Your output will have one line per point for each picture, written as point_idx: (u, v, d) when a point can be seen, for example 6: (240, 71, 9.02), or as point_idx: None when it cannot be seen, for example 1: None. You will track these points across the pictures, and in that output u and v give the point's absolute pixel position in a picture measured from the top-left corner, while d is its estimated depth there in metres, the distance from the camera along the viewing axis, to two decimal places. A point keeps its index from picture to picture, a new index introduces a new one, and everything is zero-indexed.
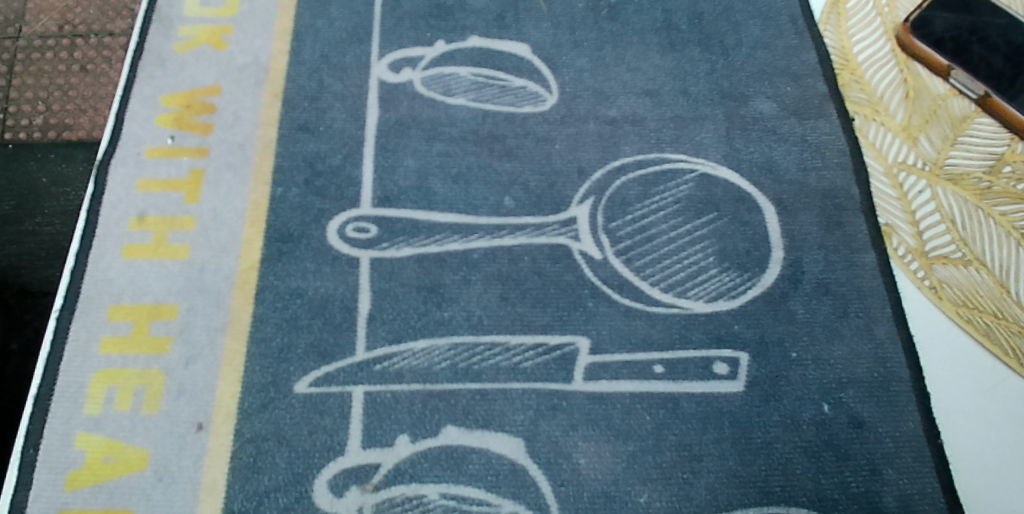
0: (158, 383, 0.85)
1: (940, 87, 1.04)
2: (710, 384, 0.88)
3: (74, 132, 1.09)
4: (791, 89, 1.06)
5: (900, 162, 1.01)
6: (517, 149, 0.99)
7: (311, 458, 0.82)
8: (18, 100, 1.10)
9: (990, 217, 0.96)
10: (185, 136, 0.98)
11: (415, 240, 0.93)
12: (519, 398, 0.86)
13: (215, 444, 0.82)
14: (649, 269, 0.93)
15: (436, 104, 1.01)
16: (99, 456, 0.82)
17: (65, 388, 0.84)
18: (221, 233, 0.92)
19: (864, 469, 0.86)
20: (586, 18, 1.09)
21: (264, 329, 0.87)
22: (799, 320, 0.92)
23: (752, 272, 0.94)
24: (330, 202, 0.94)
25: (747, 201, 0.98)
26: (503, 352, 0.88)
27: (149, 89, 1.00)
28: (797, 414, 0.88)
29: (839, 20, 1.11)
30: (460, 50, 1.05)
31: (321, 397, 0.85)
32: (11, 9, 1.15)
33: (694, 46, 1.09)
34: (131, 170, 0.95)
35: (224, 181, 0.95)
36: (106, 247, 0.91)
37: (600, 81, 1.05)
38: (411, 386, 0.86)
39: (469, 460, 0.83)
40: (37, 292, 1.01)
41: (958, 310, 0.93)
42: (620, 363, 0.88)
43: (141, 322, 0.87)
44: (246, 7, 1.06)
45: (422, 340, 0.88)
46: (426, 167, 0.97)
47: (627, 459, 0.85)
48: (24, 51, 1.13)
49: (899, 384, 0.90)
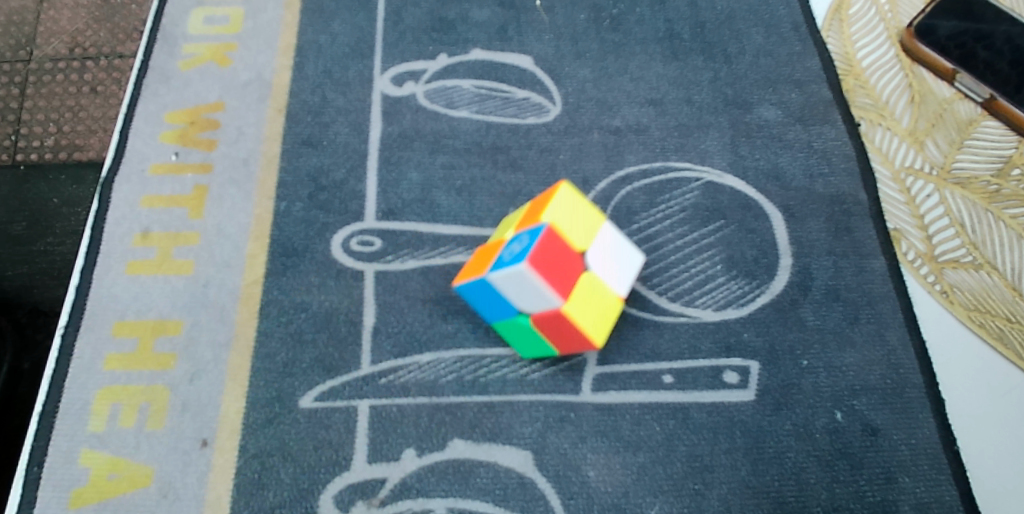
0: (163, 399, 0.84)
1: (945, 91, 1.06)
2: (720, 393, 0.87)
3: (84, 153, 1.10)
4: (796, 96, 1.06)
5: (907, 167, 1.01)
6: (521, 160, 0.99)
7: (317, 473, 0.81)
8: (30, 123, 1.11)
9: (999, 221, 0.98)
10: (189, 152, 0.98)
11: (419, 253, 0.92)
12: (526, 410, 0.85)
13: (220, 461, 0.81)
14: (657, 278, 0.93)
15: (439, 117, 1.01)
16: (103, 473, 0.81)
17: (69, 405, 0.84)
18: (225, 248, 0.92)
19: (879, 477, 0.85)
20: (588, 29, 1.09)
21: (268, 344, 0.87)
22: (810, 327, 0.91)
23: (760, 279, 0.93)
24: (334, 216, 0.94)
25: (754, 208, 0.98)
26: (510, 364, 0.87)
27: (153, 106, 1.01)
28: (809, 423, 0.86)
29: (842, 26, 1.11)
30: (463, 63, 1.05)
31: (327, 412, 0.84)
32: (23, 32, 1.16)
33: (697, 55, 1.08)
34: (136, 187, 0.95)
35: (228, 197, 0.95)
36: (111, 263, 0.91)
37: (603, 91, 1.05)
38: (417, 400, 0.85)
39: (476, 474, 0.82)
40: (48, 310, 1.02)
41: (970, 314, 0.93)
42: (628, 374, 0.87)
43: (146, 339, 0.87)
44: (249, 25, 1.07)
45: (428, 353, 0.87)
46: (430, 180, 0.97)
47: (638, 470, 0.83)
48: (35, 74, 1.14)
49: (913, 389, 0.89)
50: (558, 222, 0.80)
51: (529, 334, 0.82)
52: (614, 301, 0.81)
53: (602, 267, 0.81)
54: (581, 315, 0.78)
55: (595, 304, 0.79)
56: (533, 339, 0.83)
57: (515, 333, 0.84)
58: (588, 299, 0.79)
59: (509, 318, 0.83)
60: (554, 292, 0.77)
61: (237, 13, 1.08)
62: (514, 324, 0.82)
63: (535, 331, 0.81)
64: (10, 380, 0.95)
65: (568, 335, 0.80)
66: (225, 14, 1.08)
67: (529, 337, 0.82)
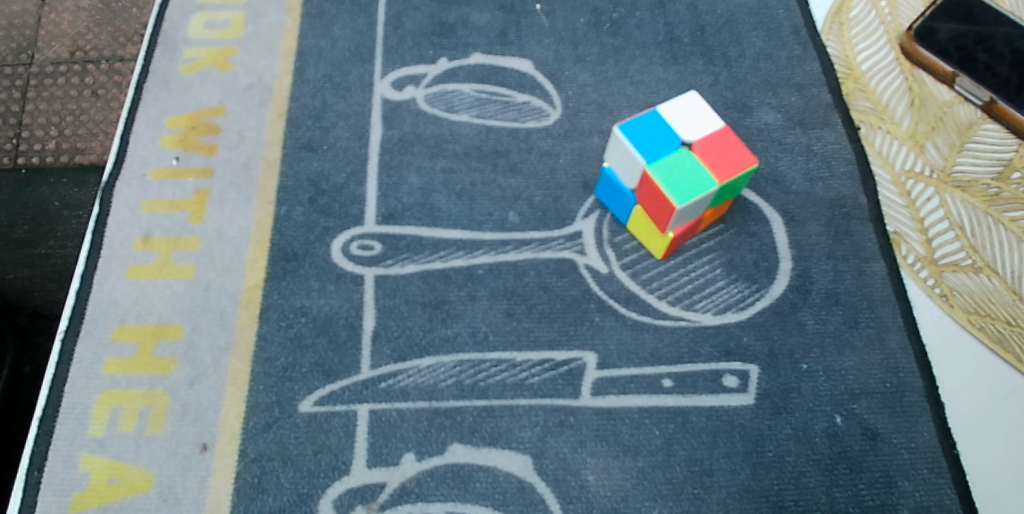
0: (163, 404, 0.84)
1: (946, 94, 1.06)
2: (719, 397, 0.87)
3: (85, 156, 1.10)
4: (795, 99, 1.06)
5: (907, 170, 1.01)
6: (521, 164, 0.99)
7: (316, 477, 0.81)
8: (30, 126, 1.11)
9: (999, 224, 0.98)
10: (190, 157, 0.98)
11: (419, 257, 0.92)
12: (526, 414, 0.85)
13: (220, 465, 0.81)
14: (657, 282, 0.93)
15: (440, 121, 1.01)
16: (103, 478, 0.81)
17: (69, 410, 0.84)
18: (225, 252, 0.92)
19: (879, 482, 0.84)
20: (588, 33, 1.09)
21: (268, 348, 0.87)
22: (810, 331, 0.91)
23: (760, 283, 0.93)
24: (334, 220, 0.94)
25: (754, 212, 0.98)
26: (509, 368, 0.87)
27: (153, 111, 1.01)
28: (809, 427, 0.86)
29: (842, 29, 1.12)
30: (463, 67, 1.06)
31: (326, 416, 0.84)
32: (24, 36, 1.17)
33: (697, 58, 1.09)
34: (136, 191, 0.96)
35: (228, 201, 0.95)
36: (111, 267, 0.91)
37: (603, 95, 1.05)
38: (416, 404, 0.85)
39: (476, 478, 0.82)
40: (50, 314, 1.01)
41: (970, 318, 0.93)
42: (628, 378, 0.87)
43: (146, 343, 0.87)
44: (249, 29, 1.07)
45: (427, 357, 0.87)
46: (430, 184, 0.97)
47: (637, 475, 0.83)
48: (37, 77, 1.14)
49: (913, 393, 0.88)
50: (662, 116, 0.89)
51: (688, 162, 0.86)
52: (723, 127, 0.89)
53: (696, 114, 0.89)
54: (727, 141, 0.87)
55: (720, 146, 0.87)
56: (693, 172, 0.85)
57: (669, 172, 0.85)
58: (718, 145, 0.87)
59: (664, 156, 0.86)
60: (689, 120, 0.89)
61: (238, 17, 1.08)
62: (679, 159, 0.86)
63: (695, 156, 0.86)
64: (10, 384, 0.94)
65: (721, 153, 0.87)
66: (226, 19, 1.08)
67: (687, 163, 0.86)
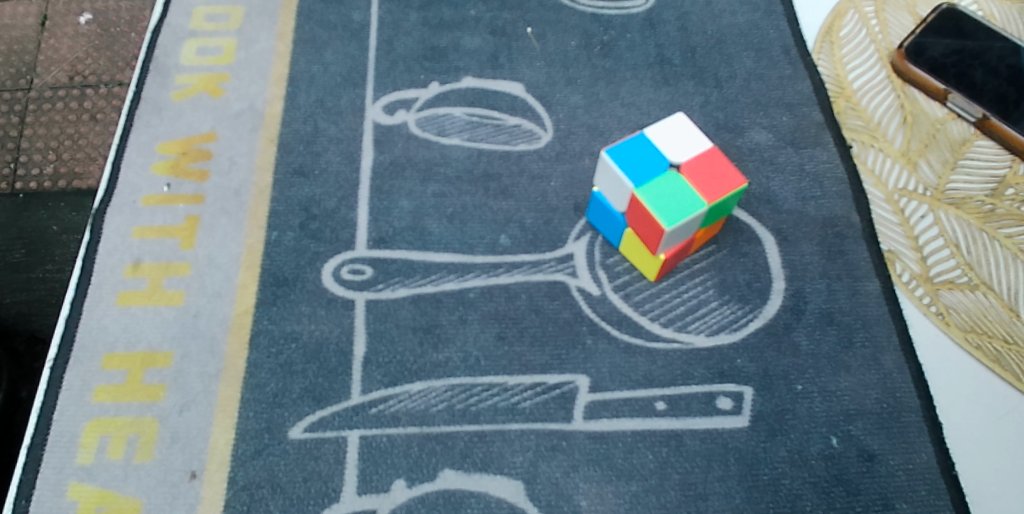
0: (152, 431, 0.84)
1: (938, 111, 1.07)
2: (714, 419, 0.86)
3: (84, 181, 1.09)
4: (787, 119, 1.06)
5: (900, 188, 1.01)
6: (512, 188, 0.99)
7: (306, 505, 0.81)
8: (28, 150, 1.11)
9: (995, 240, 0.97)
10: (182, 183, 0.98)
11: (410, 281, 0.92)
12: (517, 439, 0.84)
13: (208, 493, 0.81)
14: (649, 303, 0.92)
15: (431, 145, 1.02)
16: (91, 506, 0.80)
17: (57, 438, 0.84)
18: (215, 278, 0.92)
19: (877, 504, 0.83)
20: (579, 56, 1.10)
21: (258, 374, 0.87)
22: (803, 352, 0.90)
23: (752, 304, 0.93)
24: (325, 244, 0.94)
25: (746, 232, 0.98)
26: (501, 392, 0.87)
27: (145, 137, 1.01)
28: (804, 449, 0.85)
29: (833, 48, 1.12)
30: (454, 91, 1.06)
31: (316, 443, 0.83)
32: (23, 61, 1.16)
33: (687, 80, 1.09)
34: (127, 218, 0.96)
35: (219, 226, 0.95)
36: (101, 294, 0.91)
37: (594, 117, 1.05)
38: (407, 429, 0.84)
39: (468, 504, 0.81)
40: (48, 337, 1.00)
41: (967, 336, 0.92)
42: (620, 401, 0.87)
43: (135, 370, 0.87)
44: (241, 55, 1.08)
45: (419, 382, 0.87)
46: (421, 208, 0.97)
47: (630, 499, 0.82)
48: (35, 102, 1.14)
49: (910, 414, 0.88)
50: (649, 140, 0.89)
51: (678, 185, 0.86)
52: (711, 148, 0.89)
53: (684, 135, 0.90)
54: (717, 162, 0.88)
55: (711, 166, 0.87)
56: (680, 196, 0.85)
57: (659, 195, 0.85)
58: (708, 168, 0.87)
59: (653, 179, 0.86)
60: (676, 141, 0.89)
61: (229, 43, 1.09)
62: (671, 182, 0.86)
63: (684, 179, 0.86)
64: (8, 408, 0.94)
65: (713, 173, 0.87)
66: (218, 45, 1.09)
67: (676, 187, 0.85)
